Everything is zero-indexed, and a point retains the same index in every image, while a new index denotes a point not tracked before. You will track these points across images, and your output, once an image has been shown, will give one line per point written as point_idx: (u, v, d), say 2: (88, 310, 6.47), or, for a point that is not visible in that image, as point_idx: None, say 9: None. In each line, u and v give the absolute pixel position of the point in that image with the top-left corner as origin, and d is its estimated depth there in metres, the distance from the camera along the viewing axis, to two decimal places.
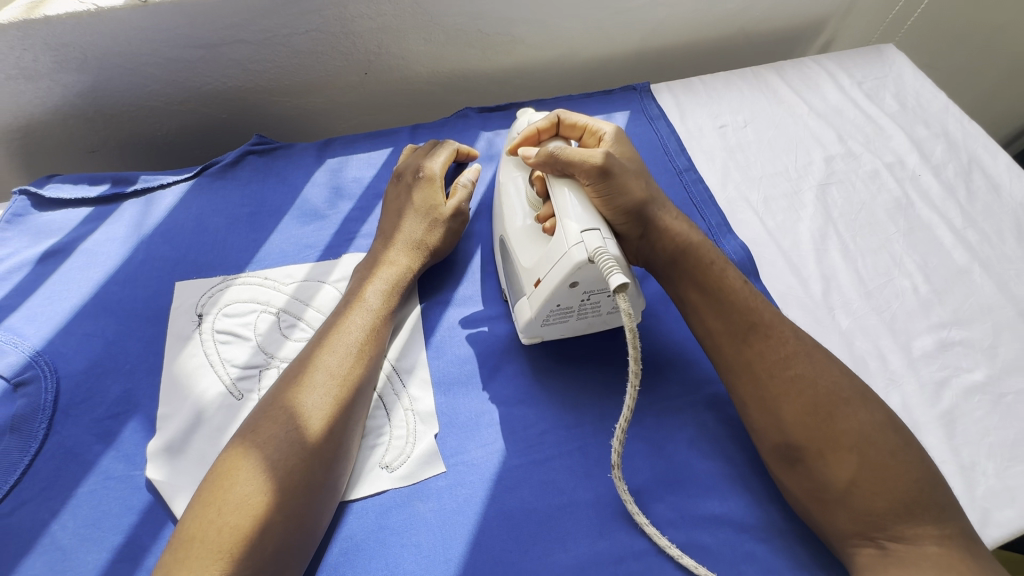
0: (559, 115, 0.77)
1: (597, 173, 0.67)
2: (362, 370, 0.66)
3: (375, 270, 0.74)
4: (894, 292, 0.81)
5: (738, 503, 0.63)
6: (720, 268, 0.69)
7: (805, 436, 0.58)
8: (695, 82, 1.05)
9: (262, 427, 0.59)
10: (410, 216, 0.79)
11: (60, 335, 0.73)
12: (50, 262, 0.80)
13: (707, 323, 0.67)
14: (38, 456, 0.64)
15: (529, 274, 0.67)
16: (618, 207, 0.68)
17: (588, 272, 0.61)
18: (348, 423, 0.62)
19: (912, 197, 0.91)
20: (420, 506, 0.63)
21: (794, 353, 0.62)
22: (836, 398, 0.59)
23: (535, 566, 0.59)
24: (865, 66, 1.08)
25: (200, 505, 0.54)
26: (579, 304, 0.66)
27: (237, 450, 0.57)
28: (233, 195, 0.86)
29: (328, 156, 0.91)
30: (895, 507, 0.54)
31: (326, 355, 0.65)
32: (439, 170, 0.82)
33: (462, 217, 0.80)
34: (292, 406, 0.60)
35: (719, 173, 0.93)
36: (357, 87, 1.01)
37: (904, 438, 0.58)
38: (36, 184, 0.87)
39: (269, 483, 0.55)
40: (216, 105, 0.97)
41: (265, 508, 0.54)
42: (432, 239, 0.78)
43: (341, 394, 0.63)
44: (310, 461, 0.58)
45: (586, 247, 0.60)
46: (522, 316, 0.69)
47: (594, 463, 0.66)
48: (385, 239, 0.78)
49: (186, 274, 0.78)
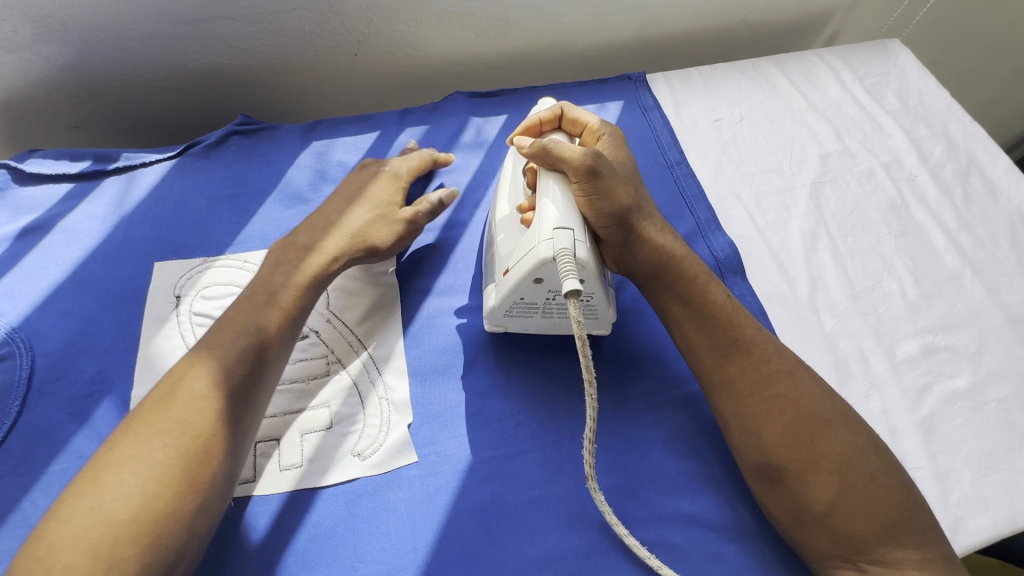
0: (563, 108, 0.77)
1: (586, 173, 0.64)
2: (274, 303, 0.65)
3: (293, 248, 0.70)
4: (882, 295, 0.80)
5: (709, 503, 0.63)
6: (703, 283, 0.67)
7: (786, 458, 0.58)
8: (693, 73, 1.03)
9: (150, 411, 0.55)
10: (354, 205, 0.75)
11: (37, 313, 0.73)
12: (29, 238, 0.79)
13: (689, 337, 0.66)
14: (12, 433, 0.65)
15: (501, 264, 0.67)
16: (604, 211, 0.65)
17: (552, 270, 0.61)
18: (246, 402, 0.59)
19: (907, 198, 0.89)
20: (391, 495, 0.63)
21: (777, 371, 0.62)
22: (818, 420, 0.59)
23: (502, 558, 0.60)
24: (868, 61, 1.06)
25: (73, 497, 0.50)
26: (544, 302, 0.66)
27: (120, 436, 0.54)
28: (216, 175, 0.85)
29: (313, 139, 0.89)
30: (875, 530, 0.54)
31: (228, 324, 0.62)
32: (408, 177, 0.80)
33: (417, 228, 0.76)
34: (183, 389, 0.56)
35: (711, 167, 0.91)
36: (346, 68, 0.98)
37: (885, 460, 0.58)
38: (17, 158, 0.86)
39: (168, 423, 0.54)
40: (201, 82, 0.95)
41: (163, 445, 0.53)
42: (374, 239, 0.73)
43: (244, 358, 0.60)
44: (214, 390, 0.57)
45: (553, 246, 0.59)
46: (488, 303, 0.69)
47: (567, 458, 0.65)
48: (315, 220, 0.74)
49: (166, 255, 0.78)
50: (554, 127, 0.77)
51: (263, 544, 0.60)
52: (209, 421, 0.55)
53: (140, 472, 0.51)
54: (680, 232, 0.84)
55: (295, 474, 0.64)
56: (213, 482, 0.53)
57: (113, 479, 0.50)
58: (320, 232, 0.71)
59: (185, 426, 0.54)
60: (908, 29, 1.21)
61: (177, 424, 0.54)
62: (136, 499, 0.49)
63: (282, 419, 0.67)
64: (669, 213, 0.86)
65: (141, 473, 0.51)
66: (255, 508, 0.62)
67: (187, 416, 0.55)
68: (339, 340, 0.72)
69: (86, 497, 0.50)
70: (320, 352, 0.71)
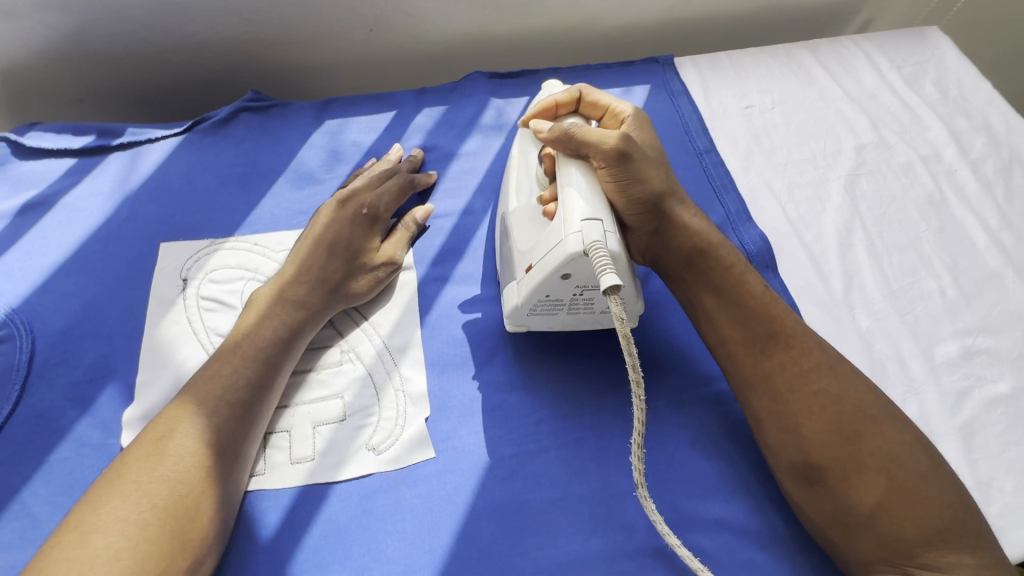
0: (582, 90, 0.71)
1: (614, 158, 0.61)
2: (268, 352, 0.62)
3: (284, 282, 0.68)
4: (919, 294, 0.76)
5: (740, 508, 0.60)
6: (739, 272, 0.65)
7: (827, 456, 0.55)
8: (722, 57, 0.98)
9: (144, 451, 0.53)
10: (328, 250, 0.69)
11: (38, 293, 0.70)
12: (29, 215, 0.76)
13: (722, 331, 0.63)
14: (11, 419, 0.62)
15: (523, 258, 0.63)
16: (635, 197, 0.62)
17: (581, 265, 0.57)
18: (244, 443, 0.58)
19: (946, 193, 0.85)
20: (407, 492, 0.60)
21: (816, 366, 0.59)
22: (863, 416, 0.56)
23: (523, 561, 0.57)
24: (904, 49, 1.01)
25: (61, 541, 0.47)
26: (570, 298, 0.62)
27: (113, 477, 0.52)
28: (225, 153, 0.81)
29: (327, 117, 0.85)
30: (926, 534, 0.51)
31: (222, 362, 0.61)
32: (386, 213, 0.74)
33: (395, 268, 0.72)
34: (179, 430, 0.55)
35: (742, 156, 0.87)
36: (361, 44, 0.94)
37: (935, 459, 0.55)
38: (17, 131, 0.82)
39: (159, 480, 0.52)
40: (210, 56, 0.91)
41: (155, 505, 0.50)
42: (349, 287, 0.69)
43: (241, 396, 0.59)
44: (206, 449, 0.55)
45: (583, 238, 0.55)
46: (509, 300, 0.65)
47: (591, 457, 0.63)
48: (294, 263, 0.69)
49: (172, 235, 0.74)
50: (572, 111, 0.71)
51: (274, 540, 0.57)
52: (203, 478, 0.53)
53: (131, 533, 0.48)
54: None
55: (306, 467, 0.61)
56: (204, 545, 0.52)
57: (98, 542, 0.47)
58: (305, 268, 0.68)
59: (178, 484, 0.52)
60: (946, 17, 1.17)
61: (169, 483, 0.52)
62: (126, 563, 0.47)
63: (292, 410, 0.64)
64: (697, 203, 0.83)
65: (131, 535, 0.48)
66: (265, 502, 0.59)
67: (181, 472, 0.52)
68: (354, 329, 0.69)
69: (67, 562, 0.46)
70: (334, 341, 0.69)
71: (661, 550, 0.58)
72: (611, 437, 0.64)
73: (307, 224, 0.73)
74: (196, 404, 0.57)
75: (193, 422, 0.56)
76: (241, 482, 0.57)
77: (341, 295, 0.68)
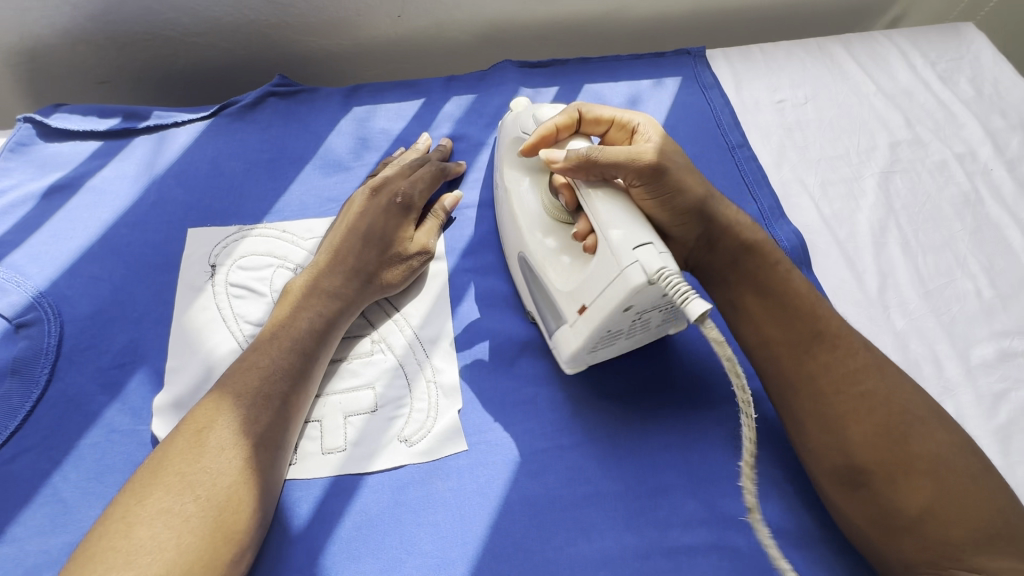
0: (581, 108, 0.63)
1: (647, 175, 0.57)
2: (305, 344, 0.62)
3: (320, 271, 0.67)
4: (955, 294, 0.75)
5: (775, 507, 0.60)
6: (783, 271, 0.62)
7: (873, 459, 0.54)
8: (754, 50, 0.97)
9: (185, 442, 0.53)
10: (363, 239, 0.68)
11: (65, 277, 0.69)
12: (55, 198, 0.75)
13: (764, 330, 0.62)
14: (40, 402, 0.61)
15: (571, 299, 0.58)
16: (676, 208, 0.59)
17: (645, 294, 0.52)
18: (283, 434, 0.57)
19: (981, 193, 0.83)
20: (439, 484, 0.60)
21: (864, 366, 0.57)
22: (911, 417, 0.55)
23: (556, 556, 0.56)
24: (939, 45, 0.98)
25: (107, 529, 0.48)
26: (630, 325, 0.58)
27: (155, 468, 0.51)
28: (252, 139, 0.80)
29: (354, 104, 0.84)
30: (976, 537, 0.50)
31: (258, 353, 0.60)
32: (420, 201, 0.73)
33: (428, 257, 0.71)
34: (219, 421, 0.55)
35: (774, 152, 0.86)
36: (388, 30, 0.93)
37: (984, 463, 0.53)
38: (42, 112, 0.81)
39: (202, 472, 0.51)
40: (234, 40, 0.90)
41: (199, 497, 0.50)
42: (384, 275, 0.68)
43: (279, 387, 0.58)
44: (246, 441, 0.54)
45: (644, 268, 0.50)
46: (565, 346, 0.60)
47: (624, 452, 0.62)
48: (329, 253, 0.68)
49: (200, 221, 0.74)
50: (573, 132, 0.64)
51: (306, 530, 0.57)
52: (244, 471, 0.53)
53: (176, 525, 0.48)
54: None
55: (337, 458, 0.61)
56: (245, 537, 0.52)
57: (143, 533, 0.47)
58: (341, 257, 0.67)
59: (220, 477, 0.52)
60: (979, 15, 1.15)
61: (211, 476, 0.51)
62: (172, 554, 0.47)
63: (322, 400, 0.64)
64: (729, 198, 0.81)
65: (176, 527, 0.48)
66: (296, 492, 0.59)
67: (222, 465, 0.52)
68: (386, 319, 0.69)
69: (115, 552, 0.46)
70: (365, 331, 0.68)
71: (695, 548, 0.57)
72: (644, 433, 0.63)
73: (341, 213, 0.72)
74: (234, 395, 0.57)
75: (232, 414, 0.55)
76: (280, 472, 0.57)
77: (379, 286, 0.68)
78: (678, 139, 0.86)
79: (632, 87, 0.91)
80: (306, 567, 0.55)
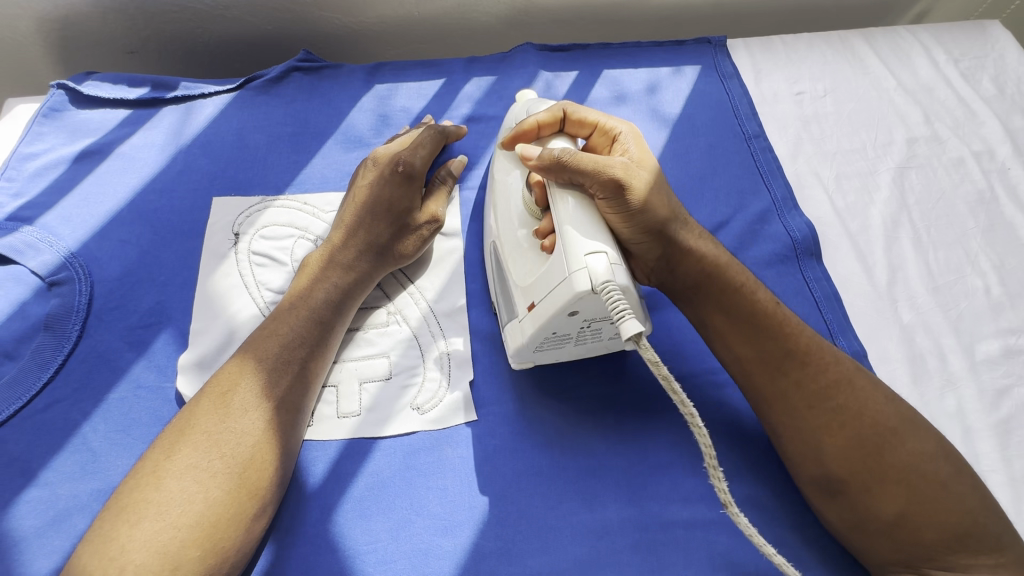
0: (565, 108, 0.65)
1: (612, 188, 0.57)
2: (322, 313, 0.64)
3: (337, 244, 0.68)
4: (963, 291, 0.75)
5: (770, 487, 0.62)
6: (750, 291, 0.62)
7: (848, 470, 0.55)
8: (775, 40, 0.96)
9: (210, 403, 0.56)
10: (372, 212, 0.69)
11: (96, 240, 0.72)
12: (86, 162, 0.78)
13: (734, 349, 0.62)
14: (71, 357, 0.65)
15: (525, 294, 0.59)
16: (638, 225, 0.60)
17: (590, 301, 0.53)
18: (302, 399, 0.60)
19: (996, 192, 0.83)
20: (448, 451, 0.62)
21: (835, 381, 0.58)
22: (883, 429, 0.55)
23: (559, 523, 0.58)
24: (963, 41, 0.96)
25: (138, 482, 0.51)
26: (578, 330, 0.58)
27: (183, 427, 0.54)
28: (276, 112, 0.82)
29: (376, 82, 0.86)
30: (945, 539, 0.51)
31: (277, 322, 0.62)
32: (422, 167, 0.72)
33: (437, 225, 0.72)
34: (241, 385, 0.57)
35: (790, 143, 0.87)
36: (412, 9, 0.94)
37: (956, 464, 0.54)
38: (74, 79, 0.84)
39: (227, 432, 0.54)
40: (260, 14, 0.92)
41: (225, 455, 0.53)
42: (396, 248, 0.69)
43: (297, 355, 0.61)
44: (269, 404, 0.57)
45: (591, 275, 0.52)
46: (514, 340, 0.61)
47: (628, 429, 0.64)
48: (341, 228, 0.69)
49: (224, 190, 0.76)
50: (557, 131, 0.66)
51: (320, 488, 0.60)
52: (267, 432, 0.55)
53: (202, 480, 0.51)
54: (753, 208, 0.81)
55: (352, 422, 0.63)
56: (269, 492, 0.54)
57: (172, 486, 0.50)
58: (354, 229, 0.69)
59: (244, 437, 0.54)
60: (1004, 13, 1.14)
61: (235, 436, 0.54)
62: (200, 506, 0.50)
63: (339, 366, 0.66)
64: (742, 188, 0.82)
65: (203, 482, 0.51)
66: (312, 453, 0.62)
67: (247, 426, 0.55)
68: (401, 291, 0.71)
69: (147, 504, 0.49)
70: (382, 302, 0.70)
71: (693, 523, 0.59)
72: (647, 412, 0.65)
73: (349, 189, 0.73)
74: (256, 360, 0.59)
75: (253, 379, 0.57)
76: (300, 434, 0.60)
77: (394, 256, 0.69)
78: (695, 127, 0.87)
79: (651, 74, 0.91)
80: (320, 524, 0.58)
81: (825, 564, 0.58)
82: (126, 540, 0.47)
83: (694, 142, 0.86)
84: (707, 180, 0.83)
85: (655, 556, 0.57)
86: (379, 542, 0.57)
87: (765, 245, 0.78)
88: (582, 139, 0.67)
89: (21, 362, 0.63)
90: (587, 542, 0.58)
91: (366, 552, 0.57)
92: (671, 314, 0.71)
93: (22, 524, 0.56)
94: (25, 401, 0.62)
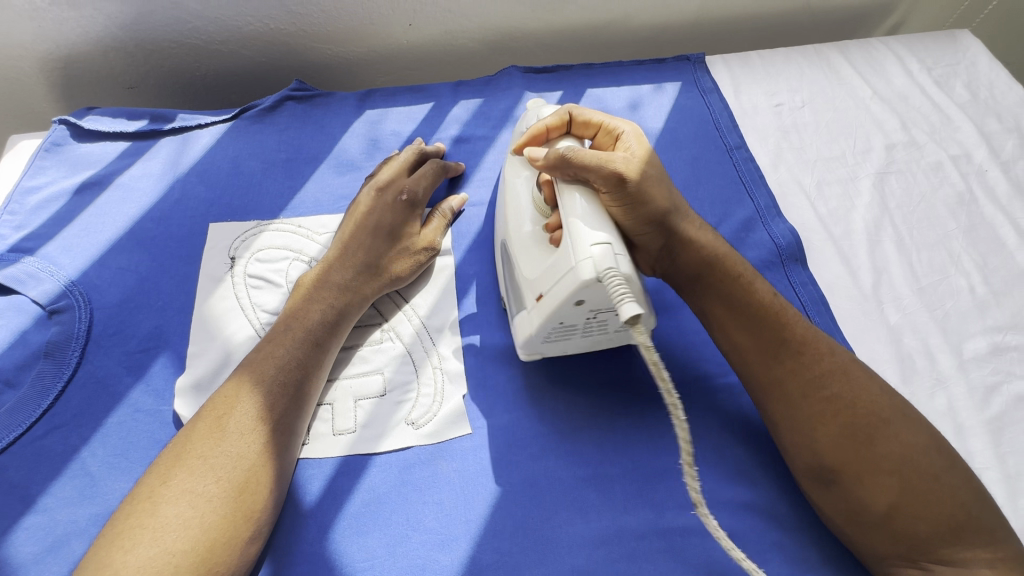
0: (571, 112, 0.67)
1: (615, 181, 0.59)
2: (315, 334, 0.65)
3: (335, 265, 0.70)
4: (948, 291, 0.76)
5: (766, 492, 0.62)
6: (747, 281, 0.63)
7: (841, 459, 0.56)
8: (752, 55, 1.00)
9: (206, 427, 0.56)
10: (370, 235, 0.72)
11: (95, 268, 0.74)
12: (86, 194, 0.80)
13: (734, 339, 0.63)
14: (70, 383, 0.66)
15: (533, 288, 0.60)
16: (640, 216, 0.61)
17: (595, 291, 0.54)
18: (295, 423, 0.60)
19: (976, 193, 0.84)
20: (444, 465, 0.63)
21: (830, 370, 0.59)
22: (875, 418, 0.56)
23: (555, 534, 0.59)
24: (934, 51, 0.99)
25: (133, 508, 0.51)
26: (584, 321, 0.59)
27: (181, 451, 0.55)
28: (270, 140, 0.84)
29: (367, 107, 0.89)
30: (939, 531, 0.52)
31: (272, 345, 0.63)
32: (424, 197, 0.76)
33: (434, 251, 0.74)
34: (235, 407, 0.58)
35: (772, 153, 0.89)
36: (400, 38, 0.97)
37: (949, 457, 0.54)
38: (76, 115, 0.87)
39: (222, 456, 0.54)
40: (255, 48, 0.95)
41: (220, 478, 0.53)
42: (391, 269, 0.71)
43: (293, 377, 0.62)
44: (264, 426, 0.58)
45: (595, 263, 0.53)
46: (523, 332, 0.63)
47: (620, 437, 0.64)
48: (338, 248, 0.71)
49: (220, 217, 0.78)
50: (564, 133, 0.68)
51: (318, 504, 0.60)
52: (262, 454, 0.56)
53: (198, 505, 0.51)
54: (738, 216, 0.82)
55: (348, 438, 0.64)
56: (264, 515, 0.55)
57: (168, 511, 0.51)
58: (353, 249, 0.71)
59: (239, 460, 0.55)
60: (976, 20, 1.18)
61: (231, 459, 0.55)
62: (196, 531, 0.50)
63: (334, 384, 0.67)
64: (726, 197, 0.84)
65: (199, 506, 0.51)
66: (309, 470, 0.62)
67: (241, 449, 0.55)
68: (395, 310, 0.72)
69: (142, 529, 0.49)
70: (376, 320, 0.72)
71: (690, 529, 0.59)
72: (640, 419, 0.65)
73: (347, 212, 0.76)
74: (252, 382, 0.60)
75: (246, 404, 0.58)
76: (294, 456, 0.60)
77: (388, 279, 0.71)
78: (678, 141, 0.89)
79: (633, 92, 0.94)
80: (317, 542, 0.58)
81: (824, 566, 0.58)
82: (121, 565, 0.47)
83: (678, 155, 0.88)
84: (691, 190, 0.85)
85: (653, 564, 0.57)
86: (378, 557, 0.58)
87: (751, 252, 0.80)
88: (588, 141, 0.69)
89: (21, 390, 0.65)
90: (585, 552, 0.58)
91: (366, 568, 0.57)
92: (660, 322, 0.72)
93: (22, 551, 0.56)
94: (24, 429, 0.63)
